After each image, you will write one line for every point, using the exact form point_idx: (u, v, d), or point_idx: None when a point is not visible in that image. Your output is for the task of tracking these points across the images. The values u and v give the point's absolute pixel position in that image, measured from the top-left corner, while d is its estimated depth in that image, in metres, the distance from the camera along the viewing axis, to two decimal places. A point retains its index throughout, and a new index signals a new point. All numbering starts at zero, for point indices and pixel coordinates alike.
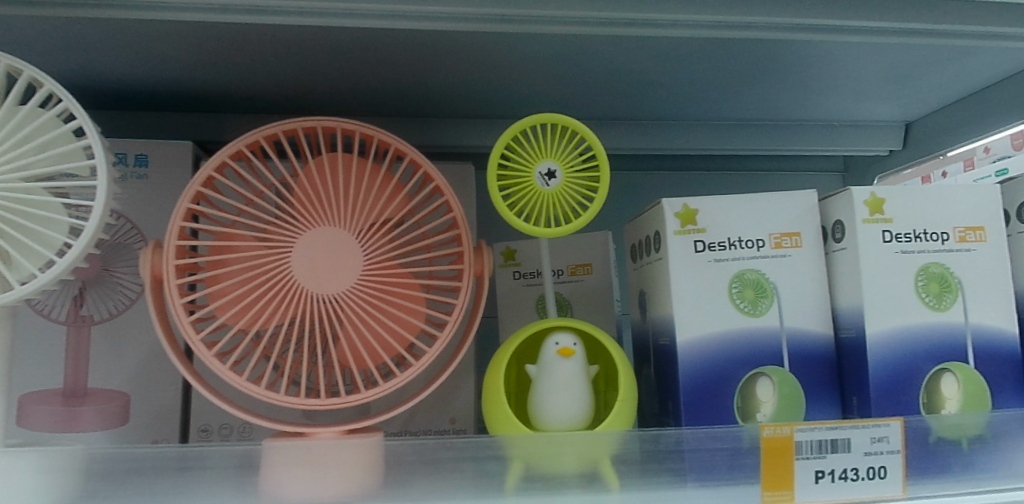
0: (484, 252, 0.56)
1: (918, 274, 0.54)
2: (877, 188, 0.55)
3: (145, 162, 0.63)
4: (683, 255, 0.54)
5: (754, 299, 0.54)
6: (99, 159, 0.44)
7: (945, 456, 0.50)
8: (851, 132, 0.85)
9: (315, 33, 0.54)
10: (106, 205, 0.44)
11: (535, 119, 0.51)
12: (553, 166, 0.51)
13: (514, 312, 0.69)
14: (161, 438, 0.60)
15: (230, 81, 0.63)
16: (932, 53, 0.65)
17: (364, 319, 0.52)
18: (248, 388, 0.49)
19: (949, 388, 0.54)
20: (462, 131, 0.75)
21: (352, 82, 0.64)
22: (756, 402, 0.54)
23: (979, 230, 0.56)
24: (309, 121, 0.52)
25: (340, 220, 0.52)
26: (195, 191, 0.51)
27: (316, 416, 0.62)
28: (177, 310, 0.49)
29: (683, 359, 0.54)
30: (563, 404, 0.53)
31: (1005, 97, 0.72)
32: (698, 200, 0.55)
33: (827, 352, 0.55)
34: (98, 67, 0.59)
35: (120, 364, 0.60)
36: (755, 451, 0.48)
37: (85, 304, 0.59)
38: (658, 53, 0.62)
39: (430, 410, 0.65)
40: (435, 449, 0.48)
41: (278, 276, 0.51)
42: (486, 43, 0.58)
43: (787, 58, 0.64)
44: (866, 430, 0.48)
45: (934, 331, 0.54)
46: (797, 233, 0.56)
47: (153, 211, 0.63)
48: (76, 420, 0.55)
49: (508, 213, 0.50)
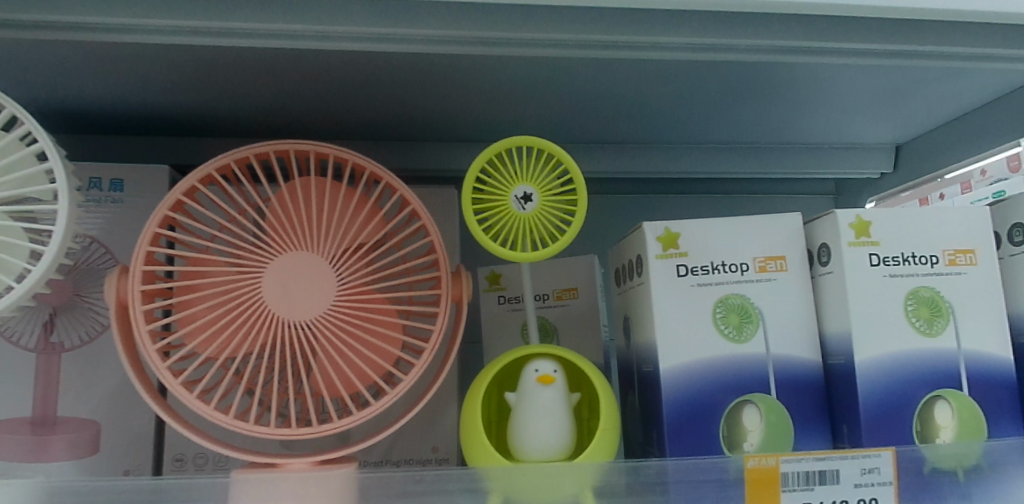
0: (463, 277, 0.54)
1: (907, 298, 0.53)
2: (863, 211, 0.54)
3: (121, 187, 0.62)
4: (665, 279, 0.53)
5: (739, 324, 0.53)
6: (61, 183, 0.43)
7: (942, 486, 0.48)
8: (842, 154, 0.84)
9: (293, 56, 0.54)
10: (66, 230, 0.43)
11: (513, 142, 0.50)
12: (529, 190, 0.50)
13: (497, 337, 0.67)
14: (133, 468, 0.58)
15: (210, 104, 0.63)
16: (920, 75, 0.65)
17: (338, 345, 0.50)
18: (216, 419, 0.48)
19: (944, 415, 0.52)
20: (447, 154, 0.75)
21: (333, 105, 0.64)
22: (743, 431, 0.52)
23: (970, 253, 0.55)
24: (282, 144, 0.52)
25: (314, 244, 0.50)
26: (163, 216, 0.50)
27: (295, 445, 0.60)
28: (143, 337, 0.47)
29: (667, 387, 0.52)
30: (541, 434, 0.51)
31: (996, 118, 0.71)
32: (680, 223, 0.54)
33: (815, 378, 0.54)
34: (75, 90, 0.59)
35: (92, 393, 0.58)
36: (741, 484, 0.46)
37: (55, 331, 0.58)
38: (642, 76, 0.61)
39: (411, 439, 0.63)
40: (406, 482, 0.46)
41: (250, 302, 0.49)
42: (467, 66, 0.57)
43: (773, 79, 0.63)
44: (856, 461, 0.47)
45: (926, 357, 0.53)
46: (782, 256, 0.54)
47: (127, 235, 0.62)
48: (43, 449, 0.54)
49: (484, 237, 0.49)
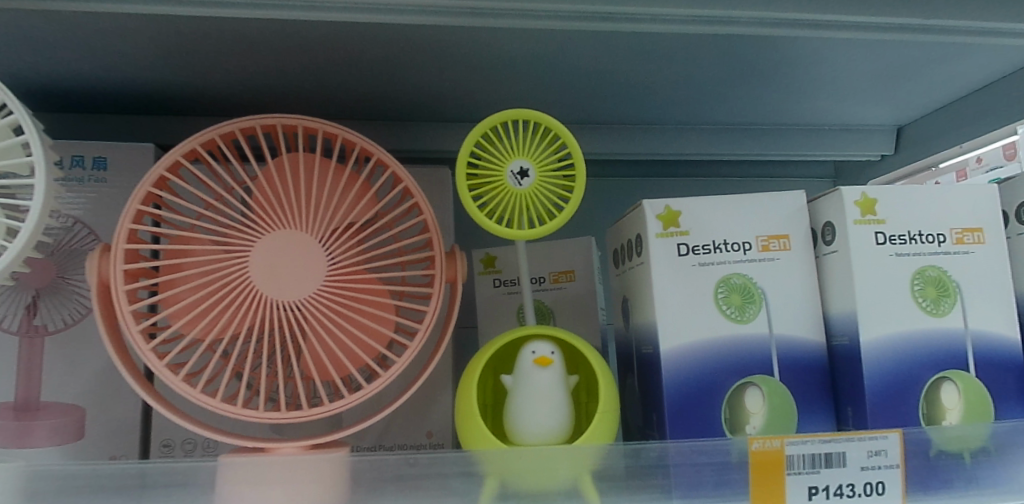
0: (458, 258, 0.53)
1: (914, 277, 0.52)
2: (868, 188, 0.53)
3: (104, 165, 0.60)
4: (666, 258, 0.52)
5: (742, 305, 0.52)
6: (38, 157, 0.42)
7: (949, 469, 0.47)
8: (843, 136, 0.83)
9: (281, 29, 0.52)
10: (45, 205, 0.42)
11: (509, 115, 0.48)
12: (526, 165, 0.48)
13: (493, 321, 0.66)
14: (120, 454, 0.56)
15: (195, 80, 0.61)
16: (923, 53, 0.63)
17: (328, 326, 0.49)
18: (203, 402, 0.46)
19: (950, 397, 0.51)
20: (440, 135, 0.73)
21: (323, 82, 0.62)
22: (745, 413, 0.51)
23: (978, 232, 0.53)
24: (268, 119, 0.50)
25: (302, 222, 0.49)
26: (146, 193, 0.48)
27: (286, 430, 0.59)
28: (125, 318, 0.45)
29: (667, 368, 0.51)
30: (539, 417, 0.50)
31: (1000, 98, 0.70)
32: (680, 201, 0.53)
33: (819, 360, 0.52)
34: (56, 65, 0.57)
35: (75, 377, 0.57)
36: (744, 467, 0.45)
37: (39, 314, 0.56)
38: (640, 53, 0.60)
39: (405, 424, 0.62)
40: (399, 466, 0.44)
41: (236, 282, 0.48)
42: (460, 40, 0.55)
43: (774, 57, 0.62)
44: (863, 443, 0.46)
45: (932, 338, 0.51)
46: (785, 235, 0.53)
47: (113, 216, 0.60)
48: (29, 434, 0.53)
49: (479, 215, 0.47)
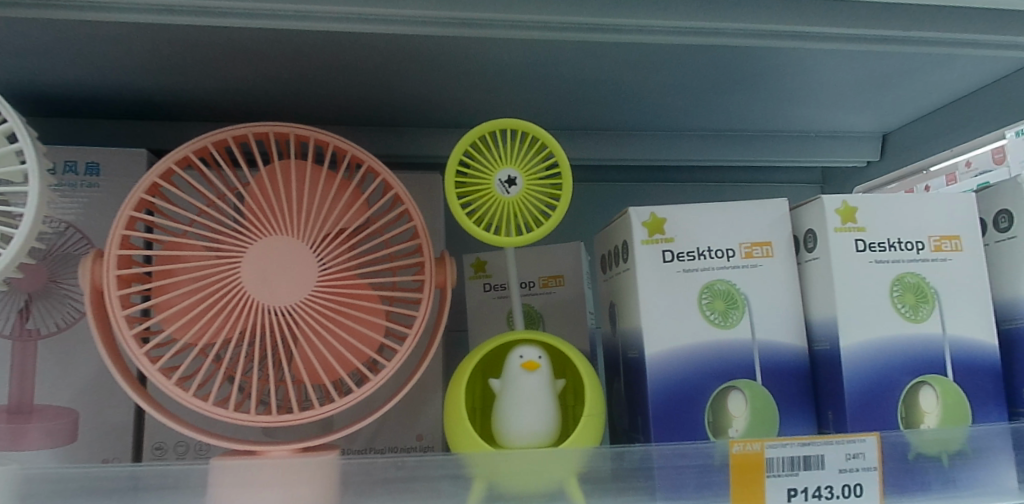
0: (447, 263, 0.54)
1: (893, 283, 0.53)
2: (849, 197, 0.54)
3: (97, 171, 0.61)
4: (651, 264, 0.53)
5: (725, 310, 0.53)
6: (31, 165, 0.42)
7: (926, 471, 0.48)
8: (829, 143, 0.84)
9: (273, 37, 0.53)
10: (38, 212, 0.43)
11: (497, 124, 0.49)
12: (514, 174, 0.49)
13: (483, 325, 0.67)
14: (113, 457, 0.57)
15: (189, 87, 0.62)
16: (906, 63, 0.64)
17: (319, 330, 0.49)
18: (195, 405, 0.47)
19: (928, 401, 0.52)
20: (432, 140, 0.74)
21: (315, 89, 0.63)
22: (728, 417, 0.52)
23: (955, 239, 0.55)
24: (259, 127, 0.50)
25: (293, 228, 0.49)
26: (139, 199, 0.49)
27: (277, 433, 0.60)
28: (119, 322, 0.46)
29: (652, 372, 0.52)
30: (525, 420, 0.50)
31: (983, 106, 0.71)
32: (665, 208, 0.54)
33: (801, 364, 0.53)
34: (50, 71, 0.57)
35: (68, 380, 0.57)
36: (725, 469, 0.46)
37: (31, 317, 0.57)
38: (628, 62, 0.61)
39: (395, 426, 0.63)
40: (386, 468, 0.45)
41: (228, 287, 0.48)
42: (450, 49, 0.56)
43: (760, 66, 0.63)
44: (840, 446, 0.47)
45: (911, 343, 0.53)
46: (767, 242, 0.54)
47: (105, 220, 0.61)
48: (20, 438, 0.53)
49: (468, 222, 0.48)
